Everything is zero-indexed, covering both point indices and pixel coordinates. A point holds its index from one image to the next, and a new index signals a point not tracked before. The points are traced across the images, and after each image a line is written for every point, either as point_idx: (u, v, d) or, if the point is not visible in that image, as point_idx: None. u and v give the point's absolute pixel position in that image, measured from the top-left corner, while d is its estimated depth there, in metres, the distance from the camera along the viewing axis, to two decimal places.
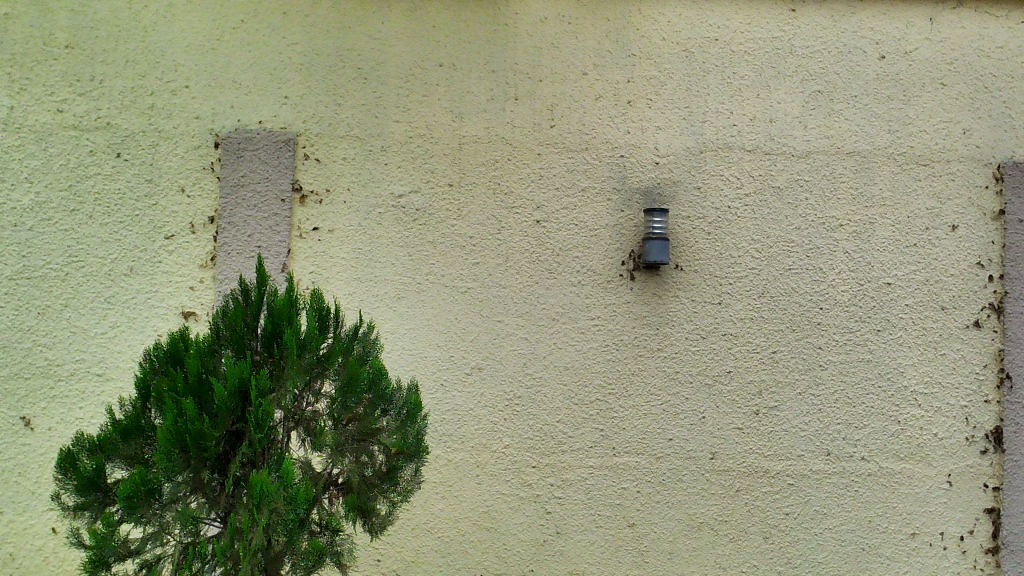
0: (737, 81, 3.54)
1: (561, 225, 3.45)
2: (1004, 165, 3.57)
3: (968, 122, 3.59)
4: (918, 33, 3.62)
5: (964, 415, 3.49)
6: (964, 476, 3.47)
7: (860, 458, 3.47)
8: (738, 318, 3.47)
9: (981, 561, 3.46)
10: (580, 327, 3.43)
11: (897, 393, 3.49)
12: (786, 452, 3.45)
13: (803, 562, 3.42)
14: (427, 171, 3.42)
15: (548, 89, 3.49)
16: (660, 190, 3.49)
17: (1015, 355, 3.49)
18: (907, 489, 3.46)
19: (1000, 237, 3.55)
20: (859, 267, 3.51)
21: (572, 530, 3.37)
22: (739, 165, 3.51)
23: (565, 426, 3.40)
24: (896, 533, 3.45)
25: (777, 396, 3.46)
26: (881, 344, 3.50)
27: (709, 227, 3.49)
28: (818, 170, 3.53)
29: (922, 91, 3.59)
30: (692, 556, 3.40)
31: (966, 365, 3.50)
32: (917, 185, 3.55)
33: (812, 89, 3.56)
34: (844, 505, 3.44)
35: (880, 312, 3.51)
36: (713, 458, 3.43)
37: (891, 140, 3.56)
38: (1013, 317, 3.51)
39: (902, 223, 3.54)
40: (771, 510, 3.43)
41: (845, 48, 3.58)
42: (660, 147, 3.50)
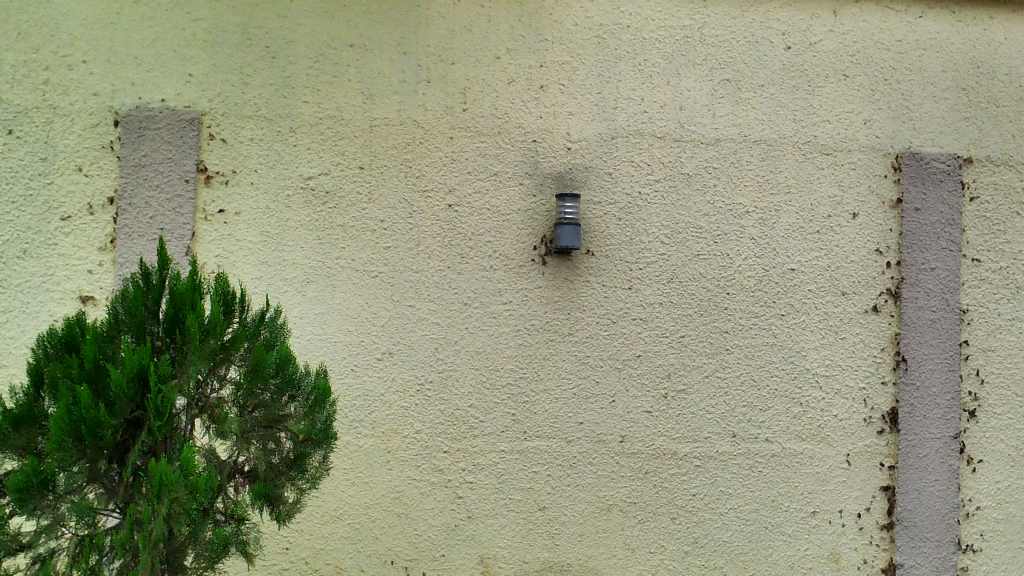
0: (648, 68, 3.57)
1: (474, 209, 3.43)
2: (901, 155, 3.69)
3: (868, 113, 3.70)
4: (822, 25, 3.70)
5: (862, 396, 3.62)
6: (862, 455, 3.61)
7: (764, 440, 3.55)
8: (647, 303, 3.51)
9: (876, 536, 3.60)
10: (492, 311, 3.42)
11: (800, 376, 3.59)
12: (693, 434, 3.51)
13: (708, 541, 3.50)
14: (337, 153, 3.36)
15: (461, 72, 3.46)
16: (572, 175, 3.51)
17: (910, 339, 3.63)
18: (808, 469, 3.57)
19: (897, 225, 3.69)
20: (764, 253, 3.59)
21: (483, 515, 3.38)
22: (650, 152, 3.55)
23: (476, 411, 3.39)
24: (797, 511, 3.55)
25: (684, 379, 3.52)
26: (785, 328, 3.59)
27: (620, 213, 3.52)
28: (726, 158, 3.59)
29: (826, 81, 3.68)
30: (601, 538, 3.45)
31: (864, 349, 3.63)
32: (821, 173, 3.65)
33: (721, 77, 3.61)
34: (748, 485, 3.53)
35: (784, 297, 3.60)
36: (622, 441, 3.47)
37: (796, 129, 3.64)
38: (908, 302, 3.64)
39: (806, 210, 3.63)
40: (678, 491, 3.49)
41: (753, 38, 3.65)
42: (573, 133, 3.51)
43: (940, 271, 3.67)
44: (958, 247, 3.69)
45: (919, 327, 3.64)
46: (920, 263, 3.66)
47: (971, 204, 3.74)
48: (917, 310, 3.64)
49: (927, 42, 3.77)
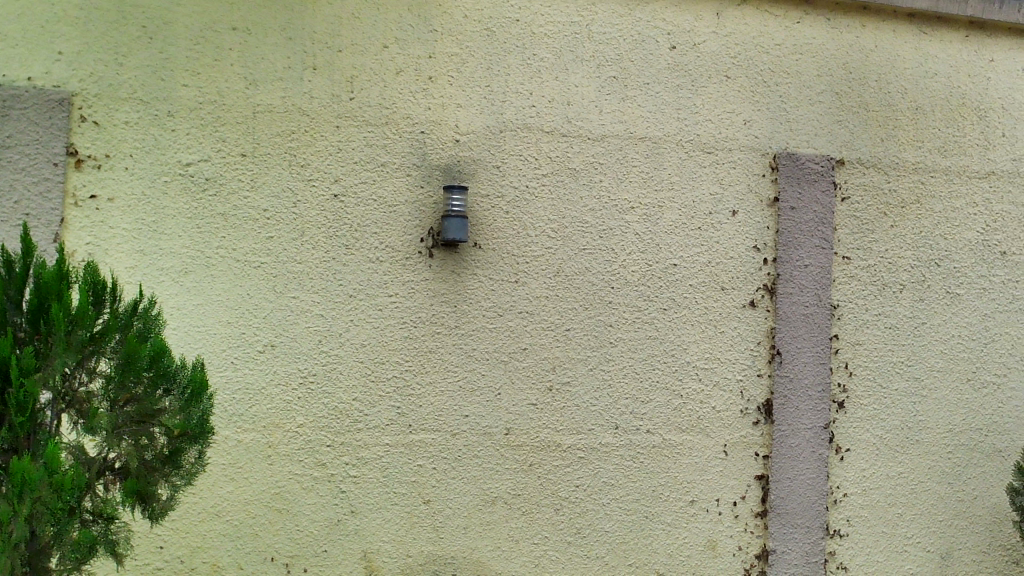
0: (536, 63, 3.59)
1: (360, 200, 3.39)
2: (779, 155, 3.82)
3: (748, 114, 3.81)
4: (706, 26, 3.79)
5: (739, 389, 3.74)
6: (738, 446, 3.72)
7: (646, 431, 3.63)
8: (534, 297, 3.54)
9: (751, 524, 3.73)
10: (378, 304, 3.38)
11: (680, 368, 3.67)
12: (577, 426, 3.55)
13: (590, 532, 3.56)
14: (218, 139, 3.26)
15: (348, 60, 3.40)
16: (460, 167, 3.50)
17: (784, 333, 3.77)
18: (687, 459, 3.67)
19: (774, 223, 3.82)
20: (648, 249, 3.66)
21: (367, 509, 3.34)
22: (538, 146, 3.56)
23: (360, 404, 3.35)
24: (676, 501, 3.64)
25: (569, 372, 3.56)
26: (667, 322, 3.67)
27: (508, 207, 3.53)
28: (611, 154, 3.64)
29: (709, 82, 3.77)
30: (485, 530, 3.46)
31: (742, 342, 3.75)
32: (702, 171, 3.74)
33: (608, 74, 3.66)
34: (630, 476, 3.60)
35: (666, 292, 3.68)
36: (507, 434, 3.48)
37: (680, 128, 3.72)
38: (784, 297, 3.78)
39: (688, 207, 3.71)
40: (562, 483, 3.53)
41: (640, 37, 3.71)
42: (461, 125, 3.50)
43: (812, 268, 3.82)
44: (829, 246, 3.85)
45: (792, 322, 3.78)
46: (795, 260, 3.81)
47: (842, 204, 3.90)
48: (792, 305, 3.78)
49: (803, 48, 3.91)
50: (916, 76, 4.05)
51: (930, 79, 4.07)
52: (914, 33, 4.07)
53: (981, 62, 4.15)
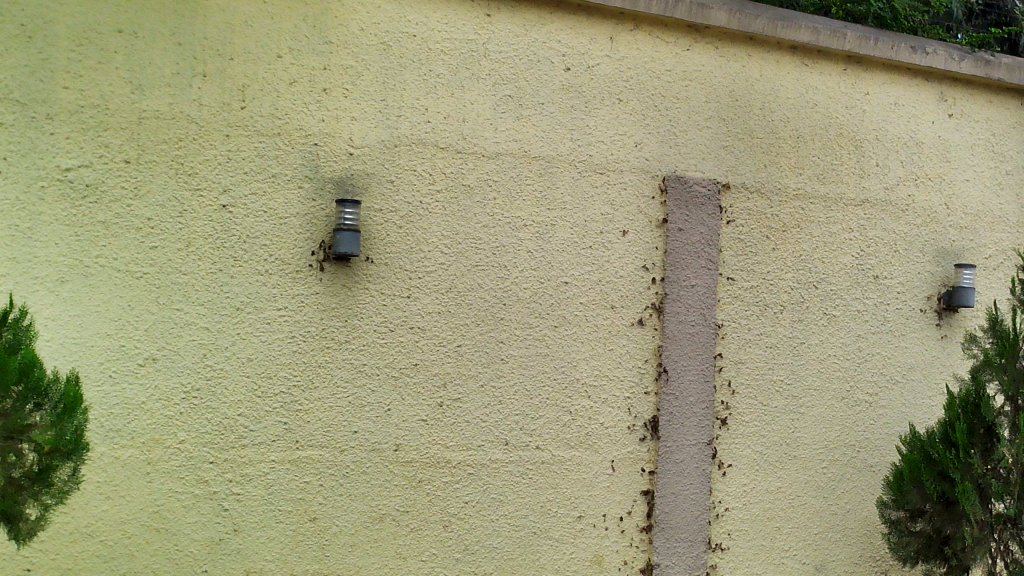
0: (432, 79, 3.59)
1: (249, 211, 3.32)
2: (668, 178, 3.92)
3: (639, 136, 3.91)
4: (600, 49, 3.87)
5: (626, 405, 3.80)
6: (625, 461, 3.79)
7: (535, 447, 3.65)
8: (426, 312, 3.53)
9: (636, 538, 3.79)
10: (266, 317, 3.32)
11: (570, 385, 3.72)
12: (467, 442, 3.56)
13: (479, 548, 3.56)
14: (100, 145, 3.15)
15: (239, 68, 3.34)
16: (353, 181, 3.47)
17: (671, 351, 3.86)
18: (576, 475, 3.71)
19: (663, 244, 3.91)
20: (540, 266, 3.70)
21: (250, 527, 3.26)
22: (432, 162, 3.57)
23: (245, 419, 3.27)
24: (564, 517, 3.68)
25: (460, 388, 3.56)
26: (558, 339, 3.71)
27: (401, 222, 3.52)
28: (505, 172, 3.67)
29: (601, 104, 3.85)
30: (373, 548, 3.42)
31: (630, 360, 3.82)
32: (594, 191, 3.81)
33: (504, 93, 3.69)
34: (519, 492, 3.62)
35: (557, 309, 3.72)
36: (396, 450, 3.46)
37: (572, 148, 3.79)
38: (670, 316, 3.87)
39: (579, 226, 3.78)
40: (451, 499, 3.52)
41: (535, 57, 3.76)
42: (355, 138, 3.47)
43: (698, 288, 3.93)
44: (714, 267, 3.97)
45: (678, 340, 3.87)
46: (682, 280, 3.91)
47: (727, 227, 4.03)
48: (678, 324, 3.88)
49: (692, 74, 4.03)
50: (798, 106, 4.23)
51: (810, 109, 4.26)
52: (796, 65, 4.25)
53: (857, 95, 4.36)
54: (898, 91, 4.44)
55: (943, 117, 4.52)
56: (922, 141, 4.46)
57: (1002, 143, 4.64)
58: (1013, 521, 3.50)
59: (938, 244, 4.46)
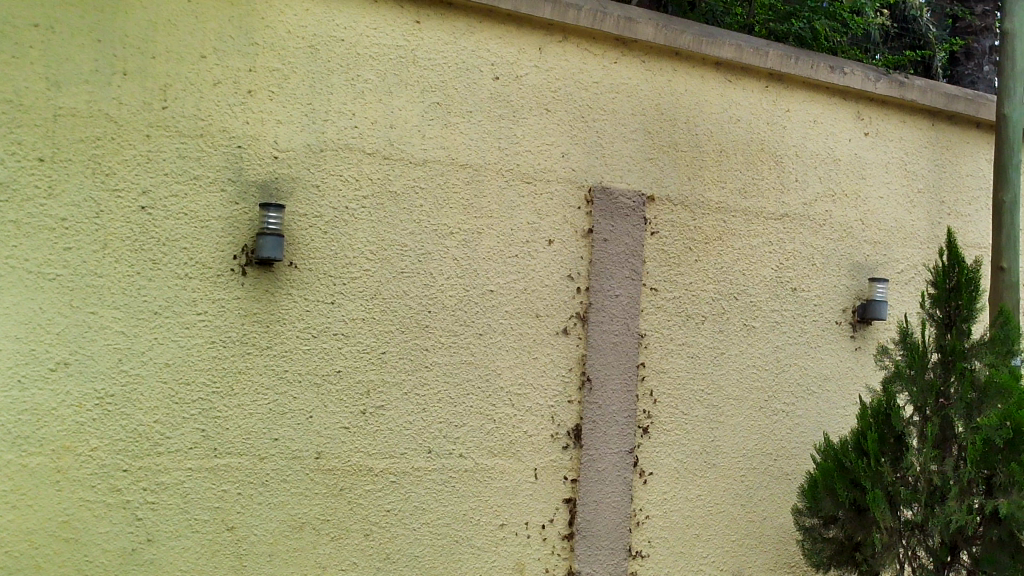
0: (360, 84, 3.57)
1: (169, 213, 3.25)
2: (593, 189, 3.96)
3: (566, 147, 3.94)
4: (529, 59, 3.89)
5: (550, 414, 3.82)
6: (548, 469, 3.81)
7: (458, 455, 3.65)
8: (350, 318, 3.49)
9: (558, 546, 3.81)
10: (185, 321, 3.25)
11: (494, 393, 3.72)
12: (389, 450, 3.53)
13: (400, 557, 3.53)
14: (13, 141, 3.05)
15: (162, 67, 3.27)
16: (278, 184, 3.42)
17: (594, 360, 3.90)
18: (498, 483, 3.71)
19: (588, 254, 3.95)
20: (465, 274, 3.70)
21: (164, 537, 3.19)
22: (358, 167, 3.54)
23: (162, 426, 3.20)
24: (486, 525, 3.68)
25: (383, 396, 3.53)
26: (482, 347, 3.72)
27: (326, 227, 3.48)
28: (433, 179, 3.66)
29: (529, 114, 3.87)
30: (292, 558, 3.37)
31: (554, 369, 3.85)
32: (521, 200, 3.83)
33: (432, 100, 3.69)
34: (441, 500, 3.61)
35: (482, 318, 3.73)
36: (318, 457, 3.42)
37: (500, 157, 3.80)
38: (594, 325, 3.91)
39: (506, 235, 3.79)
40: (373, 507, 3.49)
41: (464, 66, 3.76)
42: (280, 141, 3.43)
43: (622, 298, 3.97)
44: (638, 277, 4.02)
45: (602, 350, 3.91)
46: (606, 290, 3.95)
47: (651, 238, 4.09)
48: (602, 333, 3.92)
49: (619, 87, 4.09)
50: (721, 122, 4.32)
51: (733, 124, 4.35)
52: (720, 81, 4.34)
53: (778, 112, 4.47)
54: (817, 109, 4.57)
55: (859, 135, 4.67)
56: (839, 158, 4.60)
57: (914, 162, 4.81)
58: (921, 526, 3.61)
59: (853, 259, 4.59)
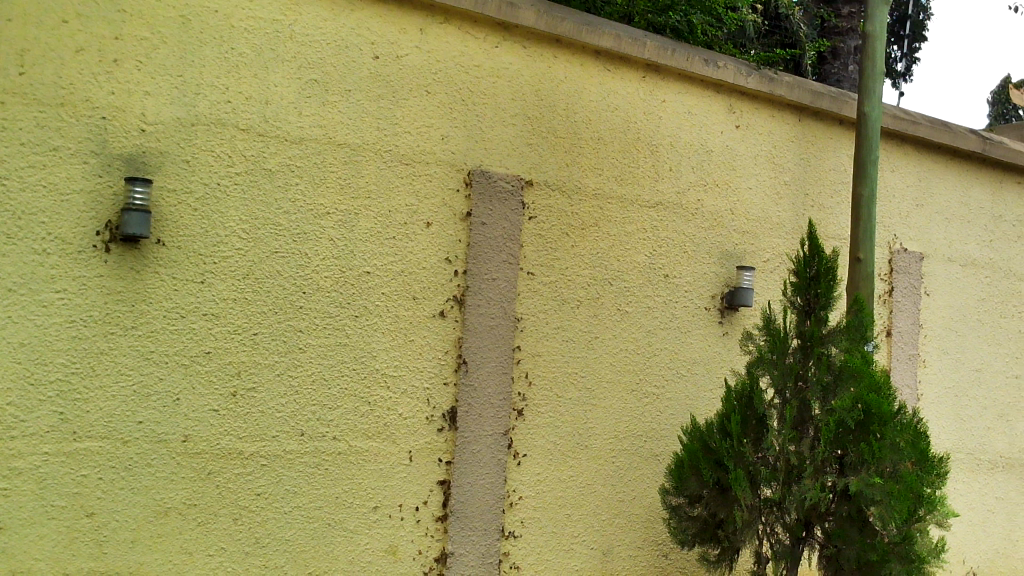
0: (235, 57, 3.47)
1: (25, 185, 3.09)
2: (472, 172, 3.97)
3: (446, 129, 3.93)
4: (409, 40, 3.86)
5: (426, 396, 3.83)
6: (422, 452, 3.81)
7: (331, 438, 3.61)
8: (220, 298, 3.40)
9: (432, 528, 3.82)
10: (42, 300, 3.10)
11: (369, 376, 3.70)
12: (260, 433, 3.46)
13: (270, 541, 3.47)
14: None
15: (19, 31, 3.11)
16: (145, 158, 3.29)
17: (470, 343, 3.92)
18: (373, 466, 3.69)
19: (466, 237, 3.96)
20: (342, 255, 3.66)
21: (17, 524, 3.05)
22: (231, 143, 3.44)
23: (15, 409, 3.05)
24: (360, 508, 3.66)
25: (254, 378, 3.46)
26: (358, 329, 3.68)
27: (197, 204, 3.38)
28: (309, 158, 3.60)
29: (409, 95, 3.84)
30: (156, 544, 3.27)
31: (430, 351, 3.85)
32: (399, 182, 3.80)
33: (309, 77, 3.61)
34: (314, 483, 3.56)
35: (358, 299, 3.69)
36: (184, 441, 3.32)
37: (379, 137, 3.76)
38: (471, 308, 3.93)
39: (383, 216, 3.76)
40: (242, 491, 3.42)
41: (343, 43, 3.70)
42: (148, 114, 3.30)
43: (499, 282, 4.01)
44: (515, 261, 4.06)
45: (478, 332, 3.94)
46: (483, 273, 3.97)
47: (529, 222, 4.13)
48: (478, 316, 3.94)
49: (500, 72, 4.10)
50: (599, 109, 4.39)
51: (611, 113, 4.43)
52: (599, 70, 4.41)
53: (654, 102, 4.57)
54: (691, 101, 4.70)
55: (731, 128, 4.82)
56: (711, 149, 4.74)
57: (781, 155, 5.01)
58: (779, 504, 3.80)
59: (722, 247, 4.75)
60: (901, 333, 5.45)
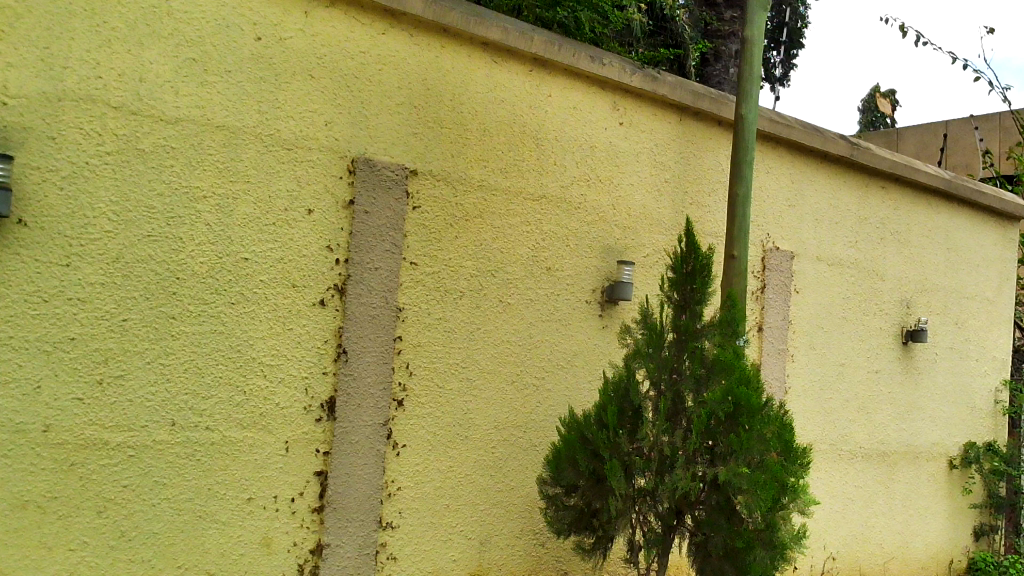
0: (107, 32, 3.33)
1: None
2: (356, 159, 3.93)
3: (330, 115, 3.87)
4: (293, 23, 3.78)
5: (303, 385, 3.77)
6: (299, 443, 3.75)
7: (204, 428, 3.51)
8: (87, 282, 3.27)
9: (307, 519, 3.76)
10: None
11: (245, 365, 3.62)
12: (128, 423, 3.34)
13: (136, 535, 3.35)
14: None
15: None
16: (6, 134, 3.12)
17: (350, 333, 3.87)
18: (247, 457, 3.61)
19: (348, 225, 3.91)
20: (218, 241, 3.56)
21: None
22: (102, 121, 3.30)
23: None
24: (233, 499, 3.57)
25: (122, 365, 3.34)
26: (234, 317, 3.59)
27: (63, 183, 3.23)
28: (185, 139, 3.48)
29: (292, 78, 3.76)
30: (12, 539, 3.12)
31: (309, 340, 3.79)
32: (280, 167, 3.72)
33: (187, 56, 3.50)
34: (185, 475, 3.46)
35: (235, 286, 3.60)
36: (46, 431, 3.17)
37: (260, 120, 3.67)
38: (353, 297, 3.89)
39: (263, 202, 3.67)
40: (107, 483, 3.29)
41: (224, 22, 3.60)
42: (11, 87, 3.14)
43: (381, 271, 3.97)
44: (398, 251, 4.03)
45: (359, 322, 3.90)
46: (365, 263, 3.93)
47: (413, 212, 4.11)
48: (359, 306, 3.90)
49: (386, 59, 4.06)
50: (486, 101, 4.40)
51: (497, 105, 4.44)
52: (486, 61, 4.42)
53: (540, 96, 4.61)
54: (576, 97, 4.76)
55: (614, 124, 4.91)
56: (595, 145, 4.82)
57: (662, 153, 5.13)
58: (651, 493, 3.91)
59: (603, 242, 4.83)
60: (772, 328, 5.66)
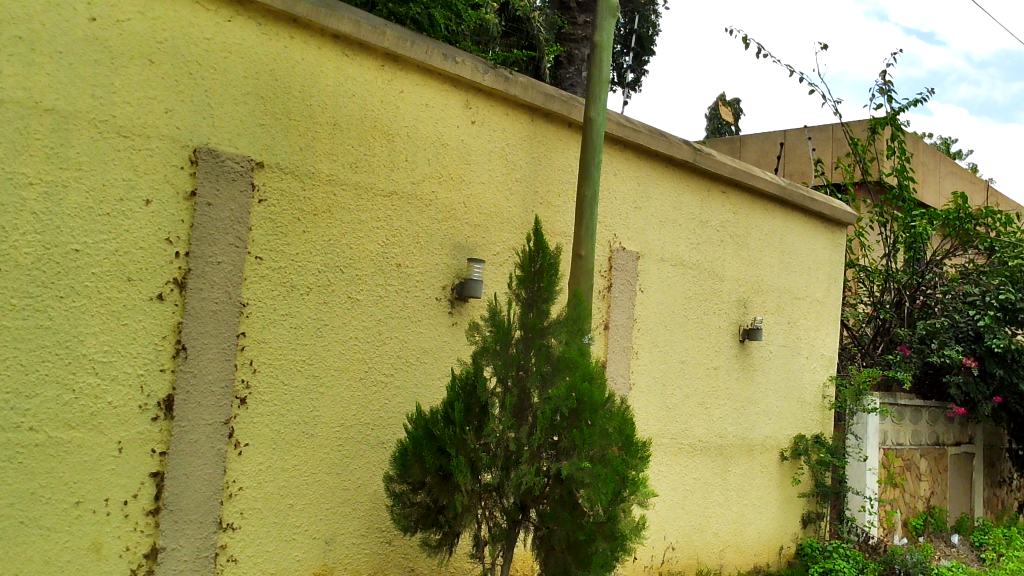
0: None
1: None
2: (198, 150, 3.80)
3: (170, 103, 3.73)
4: (131, 5, 3.62)
5: (139, 383, 3.61)
6: (133, 443, 3.59)
7: (28, 429, 3.31)
8: None
9: (142, 522, 3.61)
10: None
11: (75, 362, 3.44)
12: None
13: None
14: None
15: None
16: None
17: (190, 328, 3.75)
18: (75, 458, 3.44)
19: (189, 217, 3.77)
20: (46, 230, 3.37)
21: None
22: None
23: None
24: (59, 503, 3.39)
25: None
26: (63, 311, 3.41)
27: None
28: (9, 122, 3.28)
29: (130, 63, 3.60)
30: None
31: (145, 336, 3.64)
32: (116, 155, 3.56)
33: (11, 34, 3.30)
34: (4, 479, 3.25)
35: (64, 278, 3.42)
36: None
37: (93, 105, 3.49)
38: (193, 292, 3.76)
39: (96, 190, 3.50)
40: None
41: (53, 0, 3.41)
42: None
43: (224, 265, 3.86)
44: (242, 245, 3.92)
45: (199, 317, 3.78)
46: (207, 256, 3.81)
47: (258, 205, 4.00)
48: (200, 301, 3.78)
49: (231, 47, 3.94)
50: (336, 94, 4.33)
51: (348, 99, 4.38)
52: (336, 54, 4.36)
53: (392, 91, 4.58)
54: (429, 94, 4.76)
55: (466, 123, 4.93)
56: (447, 142, 4.83)
57: (513, 152, 5.19)
58: (497, 488, 3.95)
59: (454, 239, 4.85)
60: (617, 327, 5.82)
